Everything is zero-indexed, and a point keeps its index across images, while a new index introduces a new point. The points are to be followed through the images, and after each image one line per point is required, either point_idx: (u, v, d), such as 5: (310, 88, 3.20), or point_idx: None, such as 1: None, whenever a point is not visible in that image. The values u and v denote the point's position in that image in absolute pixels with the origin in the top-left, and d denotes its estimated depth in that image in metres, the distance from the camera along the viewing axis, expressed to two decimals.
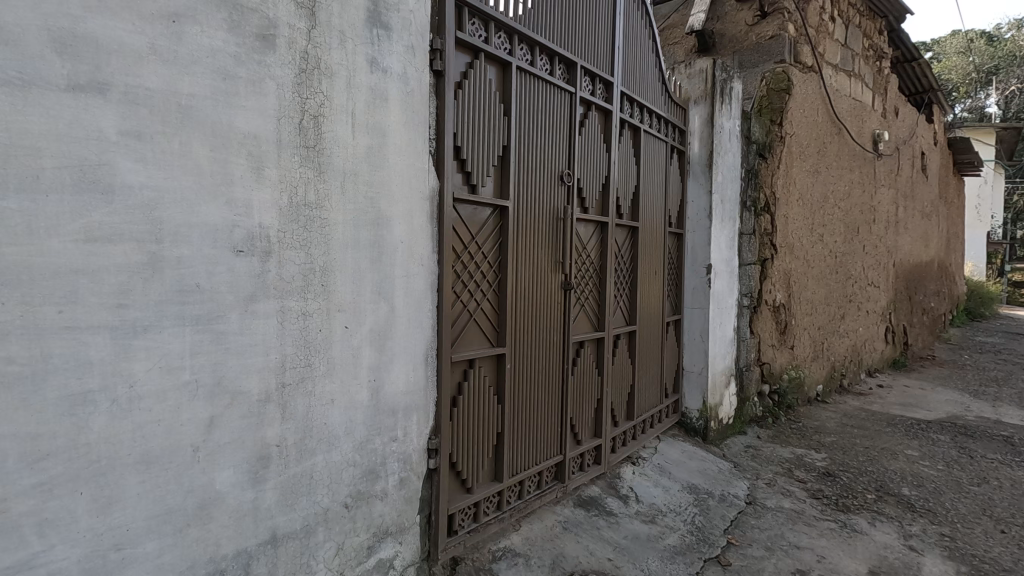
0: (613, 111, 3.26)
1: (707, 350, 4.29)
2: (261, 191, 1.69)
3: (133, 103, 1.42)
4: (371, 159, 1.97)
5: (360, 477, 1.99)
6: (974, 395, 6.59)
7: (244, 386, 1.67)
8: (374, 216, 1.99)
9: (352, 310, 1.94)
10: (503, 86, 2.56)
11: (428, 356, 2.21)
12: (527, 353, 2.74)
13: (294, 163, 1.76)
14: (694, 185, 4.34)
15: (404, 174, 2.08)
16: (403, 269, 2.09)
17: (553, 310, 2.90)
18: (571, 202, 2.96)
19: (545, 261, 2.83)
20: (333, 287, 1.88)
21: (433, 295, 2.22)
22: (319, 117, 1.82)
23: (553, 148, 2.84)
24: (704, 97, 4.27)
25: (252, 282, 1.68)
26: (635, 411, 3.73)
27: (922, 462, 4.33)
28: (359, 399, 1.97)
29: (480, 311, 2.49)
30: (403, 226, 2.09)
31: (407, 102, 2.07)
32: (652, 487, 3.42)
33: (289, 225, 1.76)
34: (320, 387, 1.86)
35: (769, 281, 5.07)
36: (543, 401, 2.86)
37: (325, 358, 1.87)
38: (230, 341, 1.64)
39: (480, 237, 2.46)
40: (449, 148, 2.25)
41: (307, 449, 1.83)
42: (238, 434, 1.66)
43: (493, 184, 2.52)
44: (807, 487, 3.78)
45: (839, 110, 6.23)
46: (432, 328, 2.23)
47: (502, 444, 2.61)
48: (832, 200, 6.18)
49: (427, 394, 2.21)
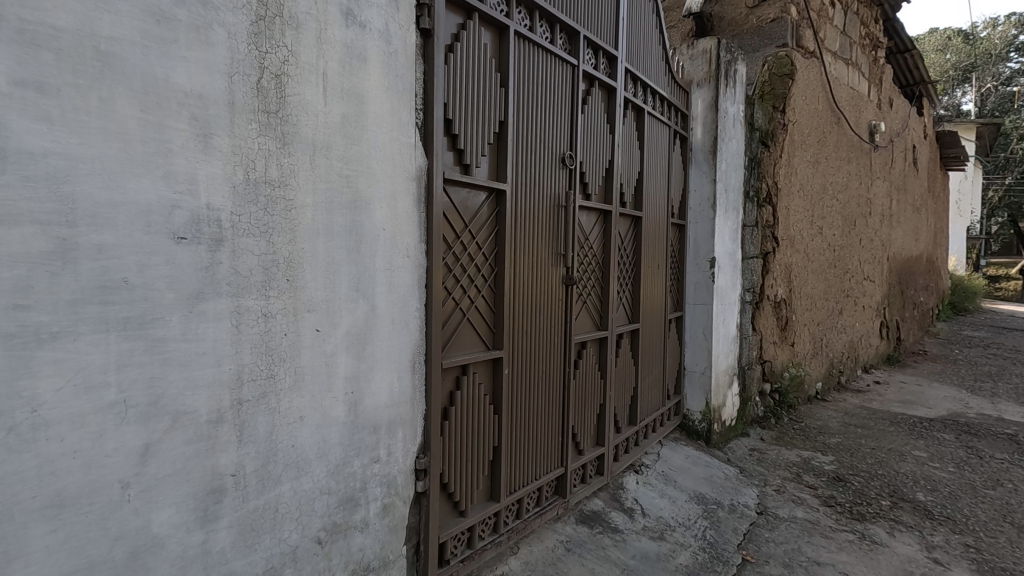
0: (617, 88, 2.98)
1: (711, 348, 4.05)
2: (209, 164, 1.36)
3: (33, 46, 1.09)
4: (347, 131, 1.65)
5: (335, 507, 1.69)
6: (972, 390, 6.47)
7: (189, 405, 1.35)
8: (352, 198, 1.68)
9: (324, 309, 1.62)
10: (500, 53, 2.26)
11: (415, 363, 1.91)
12: (527, 354, 2.45)
13: (252, 132, 1.44)
14: (696, 173, 4.09)
15: (387, 148, 1.77)
16: (385, 262, 1.79)
17: (554, 307, 2.62)
18: (573, 187, 2.68)
19: (545, 253, 2.55)
20: (300, 283, 1.56)
21: (422, 291, 1.92)
22: (283, 77, 1.50)
23: (553, 127, 2.55)
24: (707, 80, 4.00)
25: (199, 278, 1.36)
26: (638, 416, 3.47)
27: (932, 464, 4.15)
28: (334, 416, 1.67)
29: (475, 309, 2.20)
30: (385, 211, 1.78)
31: (389, 64, 1.76)
32: (658, 499, 3.17)
33: (244, 206, 1.44)
34: (286, 403, 1.55)
35: (771, 275, 4.85)
36: (544, 408, 2.59)
37: (292, 369, 1.56)
38: (170, 350, 1.32)
39: (474, 226, 2.17)
40: (440, 121, 1.94)
41: (270, 478, 1.52)
42: (181, 464, 1.35)
43: (488, 165, 2.23)
44: (819, 493, 3.56)
45: (838, 98, 6.03)
46: (421, 330, 1.93)
47: (498, 459, 2.32)
48: (830, 191, 5.99)
49: (415, 407, 1.91)
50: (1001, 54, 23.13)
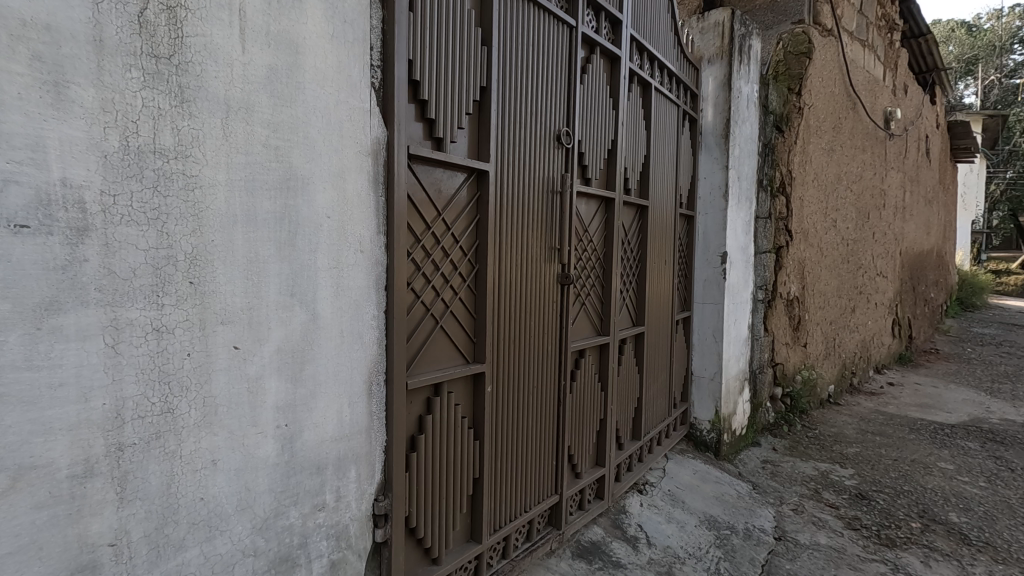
0: (621, 57, 2.60)
1: (720, 352, 3.69)
2: (64, 123, 0.98)
3: None
4: (275, 88, 1.27)
5: (265, 571, 1.32)
6: (991, 393, 6.12)
7: (39, 456, 0.97)
8: (283, 176, 1.30)
9: (246, 321, 1.25)
10: (482, 4, 1.88)
11: (372, 385, 1.54)
12: (515, 365, 2.08)
13: (132, 82, 1.05)
14: (706, 159, 3.71)
15: (332, 114, 1.39)
16: (330, 260, 1.41)
17: (548, 310, 2.26)
18: (570, 170, 2.31)
19: (537, 248, 2.17)
20: (209, 287, 1.18)
21: (380, 294, 1.55)
22: (177, 10, 1.11)
23: (548, 98, 2.18)
24: (720, 56, 3.62)
25: (50, 282, 0.97)
26: (642, 430, 3.11)
27: (962, 478, 3.80)
28: (261, 457, 1.29)
29: (451, 314, 1.83)
30: (330, 193, 1.40)
31: (334, 5, 1.37)
32: (664, 524, 2.81)
33: (121, 182, 1.05)
34: (190, 444, 1.17)
35: (785, 272, 4.49)
36: (534, 428, 2.23)
37: (199, 400, 1.18)
38: (7, 383, 0.93)
39: (449, 216, 1.80)
40: (403, 81, 1.56)
41: (169, 543, 1.15)
42: (28, 537, 0.96)
43: (467, 141, 1.86)
44: (842, 514, 3.21)
45: (854, 83, 5.65)
46: (379, 342, 1.56)
47: (480, 493, 1.95)
48: (845, 181, 5.62)
49: (372, 437, 1.55)
50: (1005, 46, 22.71)
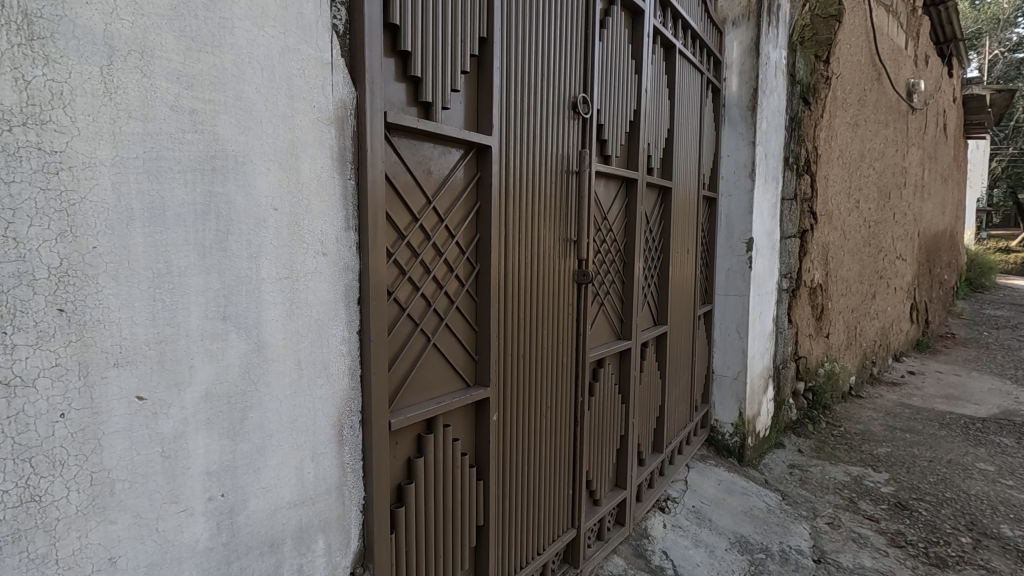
0: (644, 11, 2.21)
1: (745, 349, 3.34)
2: None
3: None
4: (189, 24, 0.88)
5: None
6: (1017, 381, 5.82)
7: None
8: (204, 152, 0.92)
9: (155, 360, 0.87)
10: None
11: (344, 430, 1.19)
12: (523, 384, 1.72)
13: None
14: (729, 134, 3.33)
15: (275, 65, 1.01)
16: (280, 268, 1.04)
17: (563, 316, 1.90)
18: (586, 146, 1.93)
19: (550, 239, 1.81)
20: (92, 316, 0.81)
21: (353, 309, 1.19)
22: None
23: (562, 57, 1.79)
24: (746, 16, 3.22)
25: None
26: (664, 441, 2.78)
27: (1006, 482, 3.49)
28: (186, 544, 0.93)
29: (448, 327, 1.47)
30: (276, 176, 1.02)
31: None
32: (690, 549, 2.50)
33: None
34: (72, 542, 0.81)
35: (810, 258, 4.13)
36: (547, 454, 1.88)
37: (84, 478, 0.81)
38: None
39: (442, 206, 1.43)
40: (377, 27, 1.18)
41: None
42: None
43: (464, 109, 1.48)
44: (882, 528, 2.90)
45: (880, 52, 5.25)
46: (352, 372, 1.20)
47: (485, 540, 1.62)
48: (868, 158, 5.22)
49: (346, 496, 1.20)
50: (1009, 19, 21.88)
